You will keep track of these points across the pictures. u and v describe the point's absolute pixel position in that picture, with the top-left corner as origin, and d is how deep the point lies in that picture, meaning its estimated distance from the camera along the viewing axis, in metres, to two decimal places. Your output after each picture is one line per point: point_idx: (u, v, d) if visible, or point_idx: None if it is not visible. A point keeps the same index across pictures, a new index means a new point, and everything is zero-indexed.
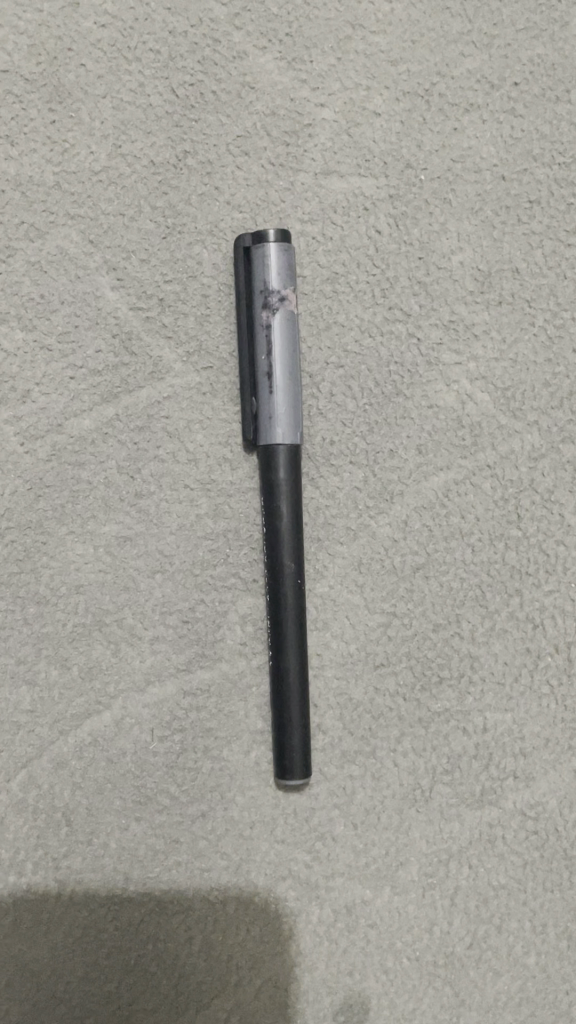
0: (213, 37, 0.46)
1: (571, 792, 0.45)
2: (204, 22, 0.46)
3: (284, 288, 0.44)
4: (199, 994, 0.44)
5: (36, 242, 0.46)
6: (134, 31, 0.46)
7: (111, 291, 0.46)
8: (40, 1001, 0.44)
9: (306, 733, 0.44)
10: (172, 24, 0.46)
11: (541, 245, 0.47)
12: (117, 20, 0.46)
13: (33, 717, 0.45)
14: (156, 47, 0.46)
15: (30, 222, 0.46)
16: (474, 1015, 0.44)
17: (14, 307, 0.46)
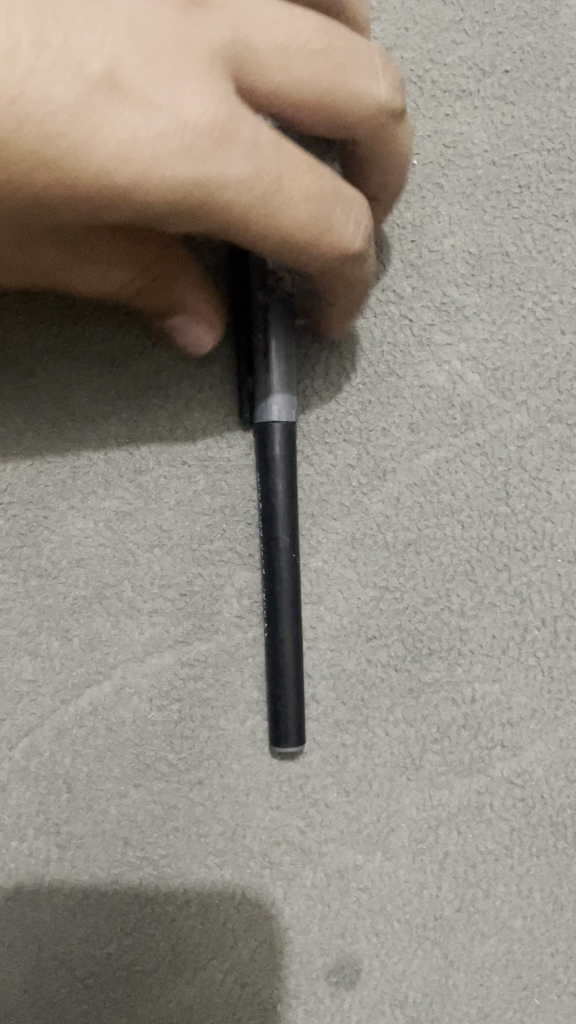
0: None
1: (558, 761, 0.47)
2: None
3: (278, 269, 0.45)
4: (196, 954, 0.46)
5: None
6: None
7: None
8: (43, 959, 0.46)
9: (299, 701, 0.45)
10: None
11: (531, 230, 0.48)
12: None
13: (36, 687, 0.47)
14: None
15: None
16: (463, 976, 0.46)
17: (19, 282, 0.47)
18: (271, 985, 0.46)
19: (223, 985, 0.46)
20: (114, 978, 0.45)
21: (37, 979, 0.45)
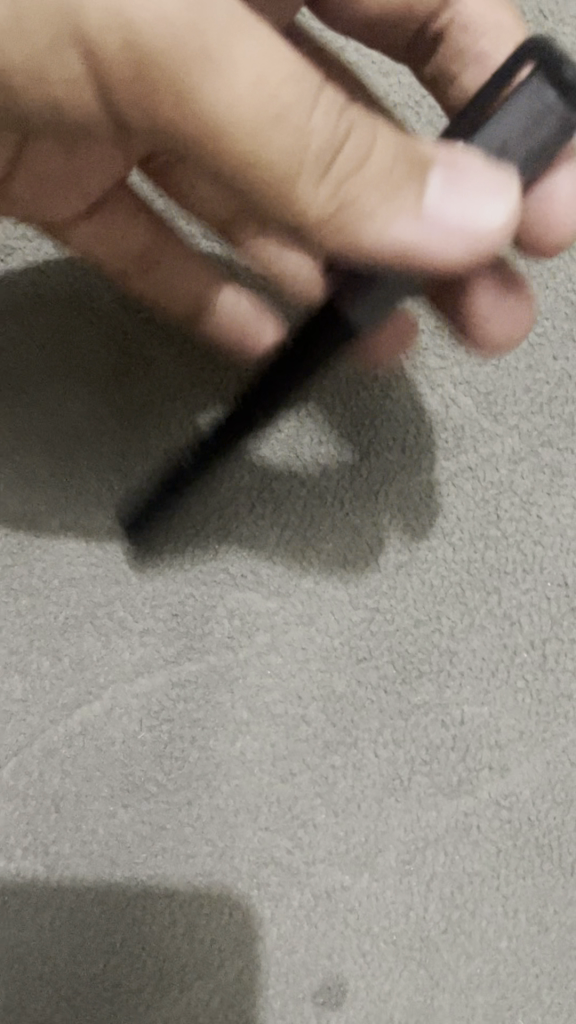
0: None
1: (545, 784, 0.46)
2: None
3: None
4: (182, 975, 0.46)
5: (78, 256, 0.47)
6: None
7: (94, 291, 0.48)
8: (28, 980, 0.46)
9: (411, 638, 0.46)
10: None
11: (525, 257, 0.49)
12: None
13: (25, 705, 0.47)
14: None
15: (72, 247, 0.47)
16: (447, 996, 0.46)
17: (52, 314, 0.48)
18: (256, 1003, 0.46)
19: (209, 1004, 0.46)
20: (100, 1000, 0.46)
21: (22, 1000, 0.45)
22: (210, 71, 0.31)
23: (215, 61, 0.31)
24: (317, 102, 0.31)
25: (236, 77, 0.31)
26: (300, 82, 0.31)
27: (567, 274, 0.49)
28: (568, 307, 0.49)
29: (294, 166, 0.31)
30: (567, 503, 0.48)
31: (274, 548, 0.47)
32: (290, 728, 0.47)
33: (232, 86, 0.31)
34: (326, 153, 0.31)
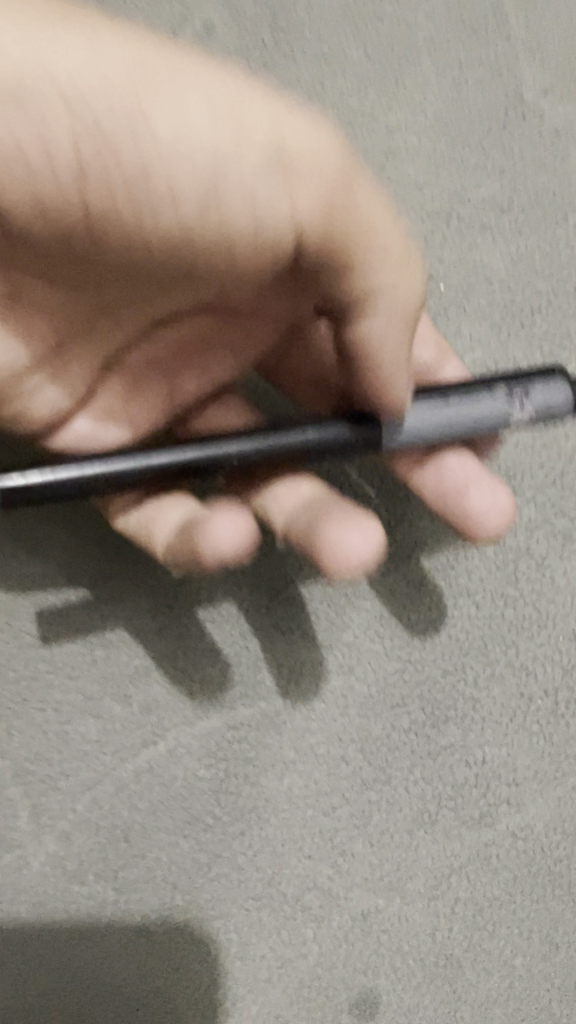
0: None
1: (556, 818, 0.52)
2: None
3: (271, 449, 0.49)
4: (235, 986, 0.52)
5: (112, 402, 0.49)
6: None
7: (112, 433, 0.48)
8: (97, 992, 0.52)
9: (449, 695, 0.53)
10: None
11: (540, 348, 0.55)
12: None
13: (98, 746, 0.53)
14: None
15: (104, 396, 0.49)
16: (468, 1007, 0.52)
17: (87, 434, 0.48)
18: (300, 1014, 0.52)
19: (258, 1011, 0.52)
20: (161, 1007, 0.52)
21: (93, 1010, 0.52)
22: (349, 191, 0.38)
23: (346, 187, 0.37)
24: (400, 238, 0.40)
25: (366, 204, 0.38)
26: (385, 208, 0.39)
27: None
28: None
29: (392, 290, 0.40)
30: None
31: (319, 605, 0.53)
32: (332, 767, 0.53)
33: (361, 198, 0.38)
34: (411, 269, 0.40)
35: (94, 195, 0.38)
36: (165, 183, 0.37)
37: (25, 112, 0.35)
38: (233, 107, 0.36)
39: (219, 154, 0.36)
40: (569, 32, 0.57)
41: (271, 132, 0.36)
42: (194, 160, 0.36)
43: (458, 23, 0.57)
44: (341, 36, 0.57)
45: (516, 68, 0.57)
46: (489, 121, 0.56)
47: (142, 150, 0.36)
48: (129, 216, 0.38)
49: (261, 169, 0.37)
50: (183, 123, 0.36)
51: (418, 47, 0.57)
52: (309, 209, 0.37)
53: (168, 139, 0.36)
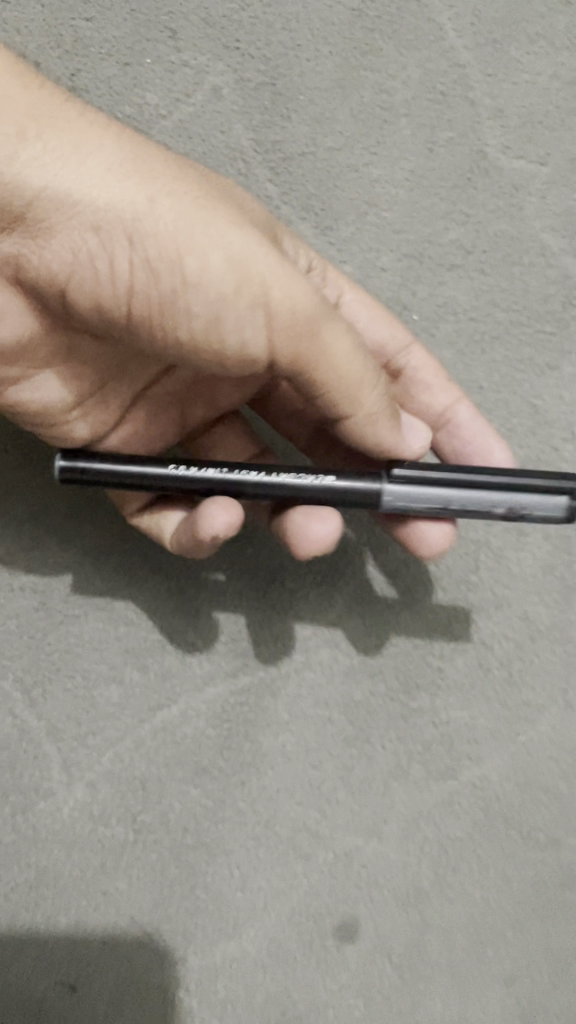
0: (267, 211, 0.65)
1: (509, 770, 0.63)
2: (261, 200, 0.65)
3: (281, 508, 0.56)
4: (236, 914, 0.62)
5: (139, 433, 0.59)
6: None
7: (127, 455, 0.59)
8: (118, 920, 0.61)
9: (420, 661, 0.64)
10: None
11: (498, 371, 0.65)
12: None
13: (121, 709, 0.63)
14: None
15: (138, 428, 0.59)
16: (435, 933, 0.62)
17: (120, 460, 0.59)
18: (291, 939, 0.62)
19: (253, 936, 0.62)
20: (173, 933, 0.61)
21: (116, 934, 0.61)
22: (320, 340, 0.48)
23: (312, 329, 0.48)
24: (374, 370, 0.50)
25: (331, 350, 0.48)
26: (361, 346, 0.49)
27: (530, 387, 0.64)
28: (530, 411, 0.64)
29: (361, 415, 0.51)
30: (528, 557, 0.64)
31: (310, 589, 0.64)
32: (319, 726, 0.63)
33: (336, 351, 0.48)
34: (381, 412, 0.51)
35: (138, 303, 0.48)
36: (184, 314, 0.48)
37: (100, 237, 0.46)
38: (242, 247, 0.47)
39: (224, 290, 0.47)
40: (527, 95, 0.66)
41: (262, 283, 0.47)
42: (209, 287, 0.47)
43: (430, 90, 0.66)
44: (330, 99, 0.66)
45: (479, 130, 0.65)
46: (457, 176, 0.65)
47: (176, 282, 0.47)
48: (161, 329, 0.49)
49: (248, 309, 0.47)
50: (203, 251, 0.46)
51: (395, 111, 0.66)
52: (292, 334, 0.48)
53: (194, 271, 0.46)
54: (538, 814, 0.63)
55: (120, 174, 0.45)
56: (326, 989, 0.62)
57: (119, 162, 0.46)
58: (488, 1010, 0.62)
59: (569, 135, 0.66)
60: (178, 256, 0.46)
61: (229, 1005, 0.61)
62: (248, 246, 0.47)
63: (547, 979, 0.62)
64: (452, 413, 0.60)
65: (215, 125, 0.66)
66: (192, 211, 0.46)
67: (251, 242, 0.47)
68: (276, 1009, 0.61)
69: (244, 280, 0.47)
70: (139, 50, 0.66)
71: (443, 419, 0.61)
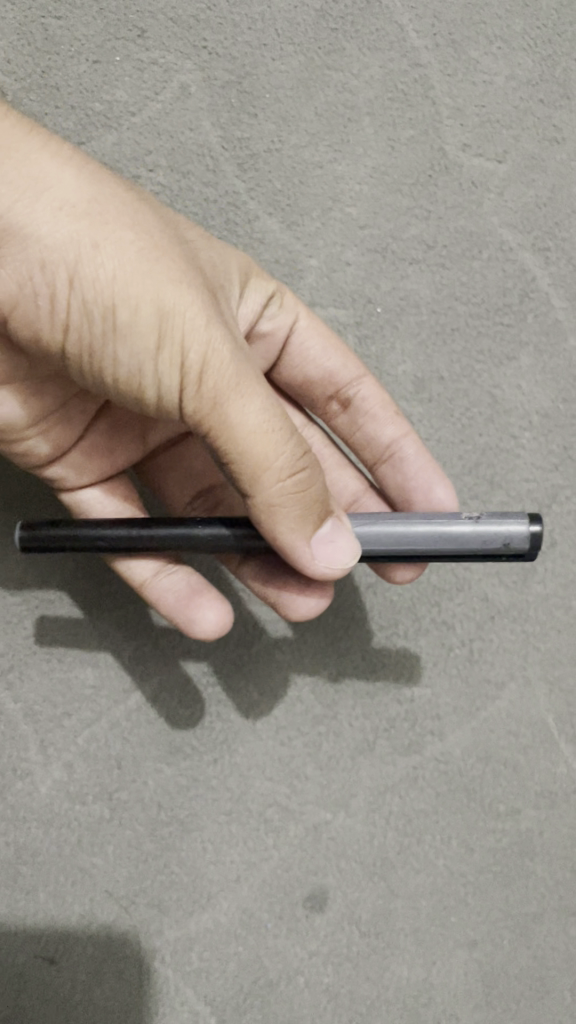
0: (235, 205, 0.66)
1: (471, 745, 0.67)
2: (229, 195, 0.66)
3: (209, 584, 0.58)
4: (209, 887, 0.64)
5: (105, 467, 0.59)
6: (178, 199, 0.66)
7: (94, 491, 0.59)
8: (96, 894, 0.63)
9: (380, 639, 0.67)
10: (206, 195, 0.66)
11: (459, 362, 0.67)
12: (163, 196, 0.66)
13: (96, 690, 0.65)
14: (192, 213, 0.66)
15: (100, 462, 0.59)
16: (400, 900, 0.66)
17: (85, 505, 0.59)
18: (263, 909, 0.64)
19: (227, 907, 0.64)
20: (148, 905, 0.64)
21: (92, 909, 0.63)
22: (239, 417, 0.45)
23: (222, 402, 0.44)
24: (300, 450, 0.45)
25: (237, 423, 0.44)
26: (286, 427, 0.45)
27: (489, 377, 0.67)
28: (489, 400, 0.67)
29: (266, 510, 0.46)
30: None
31: None
32: (289, 704, 0.66)
33: (244, 423, 0.44)
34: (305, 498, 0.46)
35: (73, 341, 0.47)
36: (113, 357, 0.47)
37: (43, 272, 0.45)
38: (173, 304, 0.45)
39: (153, 341, 0.45)
40: (485, 95, 0.69)
41: (183, 341, 0.45)
42: (137, 333, 0.46)
43: (392, 89, 0.68)
44: (295, 97, 0.67)
45: (440, 127, 0.68)
46: (418, 173, 0.68)
47: (107, 324, 0.46)
48: (96, 367, 0.48)
49: (169, 363, 0.45)
50: (134, 299, 0.45)
51: (359, 110, 0.68)
52: (208, 402, 0.45)
53: (125, 317, 0.45)
54: (498, 786, 0.67)
55: (75, 211, 0.45)
56: (297, 956, 0.64)
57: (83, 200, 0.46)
58: (452, 973, 0.66)
59: (526, 134, 0.69)
60: (111, 300, 0.45)
61: (203, 975, 0.63)
62: (182, 302, 0.45)
63: (508, 942, 0.67)
64: (397, 446, 0.61)
65: (184, 121, 0.66)
66: (136, 259, 0.45)
67: (183, 298, 0.45)
68: (248, 977, 0.64)
69: (169, 335, 0.45)
70: (108, 48, 0.66)
71: (388, 449, 0.62)
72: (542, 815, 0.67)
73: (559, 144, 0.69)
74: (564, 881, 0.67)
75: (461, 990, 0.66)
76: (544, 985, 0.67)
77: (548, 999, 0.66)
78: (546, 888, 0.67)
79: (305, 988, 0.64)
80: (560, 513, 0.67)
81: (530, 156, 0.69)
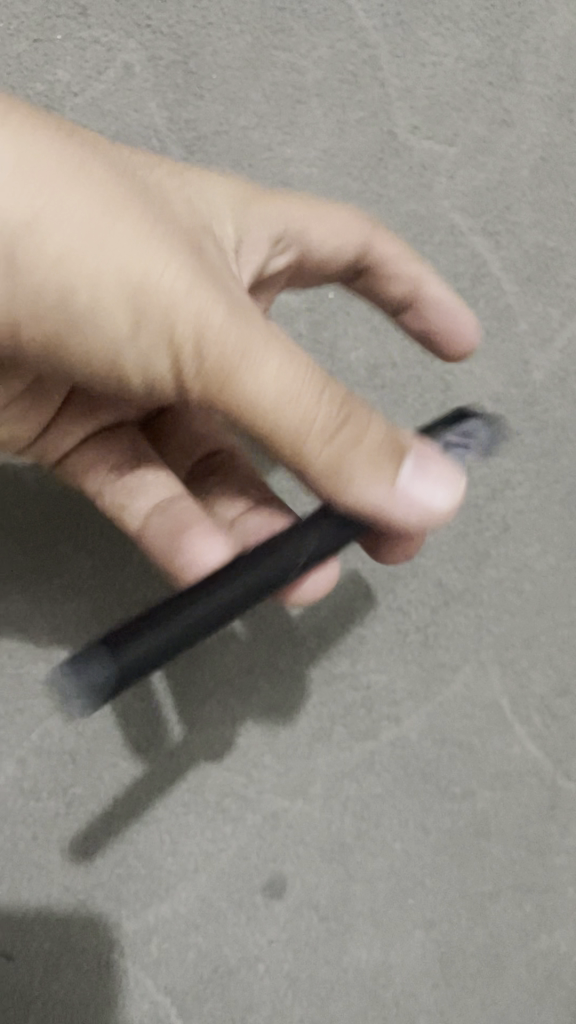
0: None
1: (427, 729, 0.68)
2: None
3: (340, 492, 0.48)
4: (168, 878, 0.63)
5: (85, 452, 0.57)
6: None
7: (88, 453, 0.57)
8: (52, 889, 0.62)
9: (337, 625, 0.67)
10: None
11: (410, 348, 0.67)
12: None
13: (48, 685, 0.63)
14: None
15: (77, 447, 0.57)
16: (358, 885, 0.66)
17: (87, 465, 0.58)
18: (222, 897, 0.64)
19: (186, 897, 0.63)
20: (105, 899, 0.63)
21: (50, 905, 0.62)
22: (249, 359, 0.39)
23: (229, 371, 0.39)
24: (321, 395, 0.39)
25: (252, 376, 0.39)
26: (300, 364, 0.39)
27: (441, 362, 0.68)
28: (440, 387, 0.68)
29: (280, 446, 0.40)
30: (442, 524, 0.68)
31: None
32: (245, 694, 0.66)
33: (258, 380, 0.39)
34: (331, 434, 0.39)
35: (39, 327, 0.42)
36: (88, 308, 0.41)
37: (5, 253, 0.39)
38: (154, 252, 0.40)
39: (138, 286, 0.40)
40: (435, 76, 0.69)
41: (170, 289, 0.39)
42: (122, 257, 0.40)
43: (341, 70, 0.67)
44: (243, 77, 0.66)
45: (389, 110, 0.68)
46: (368, 157, 0.67)
47: (88, 249, 0.40)
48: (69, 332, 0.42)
49: (151, 335, 0.41)
50: (107, 243, 0.40)
51: (307, 91, 0.67)
52: (219, 355, 0.39)
53: (96, 268, 0.40)
54: (453, 769, 0.68)
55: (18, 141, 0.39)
56: (257, 943, 0.64)
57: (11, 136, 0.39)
58: (409, 953, 0.67)
59: (475, 116, 0.69)
60: (87, 222, 0.39)
61: (163, 964, 0.63)
62: (159, 246, 0.40)
63: (464, 920, 0.68)
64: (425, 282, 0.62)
65: (129, 102, 0.64)
66: (95, 200, 0.40)
67: (158, 250, 0.40)
68: (208, 965, 0.63)
69: (154, 272, 0.40)
70: (49, 26, 0.63)
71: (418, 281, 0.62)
72: (497, 797, 0.69)
73: (508, 127, 0.70)
74: (519, 858, 0.69)
75: (419, 968, 0.67)
76: (500, 961, 0.68)
77: (504, 971, 0.68)
78: (501, 866, 0.69)
79: (266, 974, 0.64)
80: (512, 497, 0.69)
81: (480, 140, 0.69)
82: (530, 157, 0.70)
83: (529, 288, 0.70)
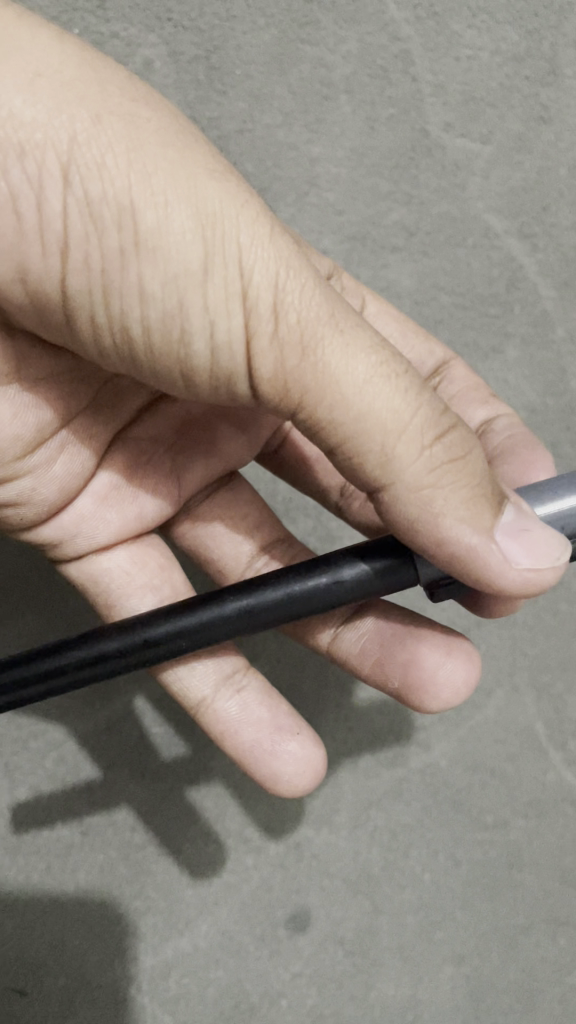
0: None
1: (457, 755, 0.65)
2: None
3: (422, 666, 0.49)
4: (186, 911, 0.61)
5: (106, 484, 0.53)
6: None
7: (122, 552, 0.53)
8: (65, 922, 0.60)
9: None
10: None
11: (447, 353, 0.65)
12: None
13: (63, 712, 0.62)
14: None
15: (102, 484, 0.53)
16: (386, 919, 0.62)
17: (112, 495, 0.53)
18: (243, 932, 0.61)
19: (205, 928, 0.61)
20: (121, 933, 0.60)
21: (62, 939, 0.59)
22: (332, 343, 0.37)
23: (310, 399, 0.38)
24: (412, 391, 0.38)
25: (334, 367, 0.37)
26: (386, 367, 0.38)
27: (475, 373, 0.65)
28: None
29: (359, 459, 0.38)
30: None
31: None
32: None
33: (333, 365, 0.37)
34: (415, 432, 0.37)
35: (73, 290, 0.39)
36: (135, 285, 0.38)
37: (31, 173, 0.36)
38: (229, 226, 0.36)
39: (190, 270, 0.37)
40: (470, 70, 0.65)
41: (241, 264, 0.36)
42: (178, 229, 0.36)
43: (371, 64, 0.64)
44: (268, 75, 0.63)
45: (421, 106, 0.65)
46: (397, 153, 0.65)
47: (111, 214, 0.36)
48: (100, 313, 0.40)
49: (217, 314, 0.37)
50: (159, 234, 0.36)
51: (335, 87, 0.64)
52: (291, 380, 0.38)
53: (149, 269, 0.37)
54: (485, 797, 0.64)
55: (52, 86, 0.36)
56: (280, 978, 0.61)
57: (40, 79, 0.36)
58: (438, 989, 0.62)
59: (512, 113, 0.66)
60: (137, 183, 0.36)
61: (181, 1002, 0.59)
62: (238, 211, 0.37)
63: (496, 955, 0.63)
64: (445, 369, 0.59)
65: None
66: (143, 178, 0.36)
67: (233, 209, 0.37)
68: (229, 1002, 0.60)
69: (217, 250, 0.36)
70: (65, 18, 0.60)
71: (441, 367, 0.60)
72: (530, 826, 0.65)
73: (546, 123, 0.67)
74: (553, 892, 0.64)
75: (447, 1004, 0.62)
76: (533, 995, 0.63)
77: (537, 1011, 0.63)
78: (535, 900, 0.64)
79: (288, 1011, 0.60)
80: None
81: (516, 137, 0.66)
82: (569, 155, 0.67)
83: (566, 293, 0.66)
